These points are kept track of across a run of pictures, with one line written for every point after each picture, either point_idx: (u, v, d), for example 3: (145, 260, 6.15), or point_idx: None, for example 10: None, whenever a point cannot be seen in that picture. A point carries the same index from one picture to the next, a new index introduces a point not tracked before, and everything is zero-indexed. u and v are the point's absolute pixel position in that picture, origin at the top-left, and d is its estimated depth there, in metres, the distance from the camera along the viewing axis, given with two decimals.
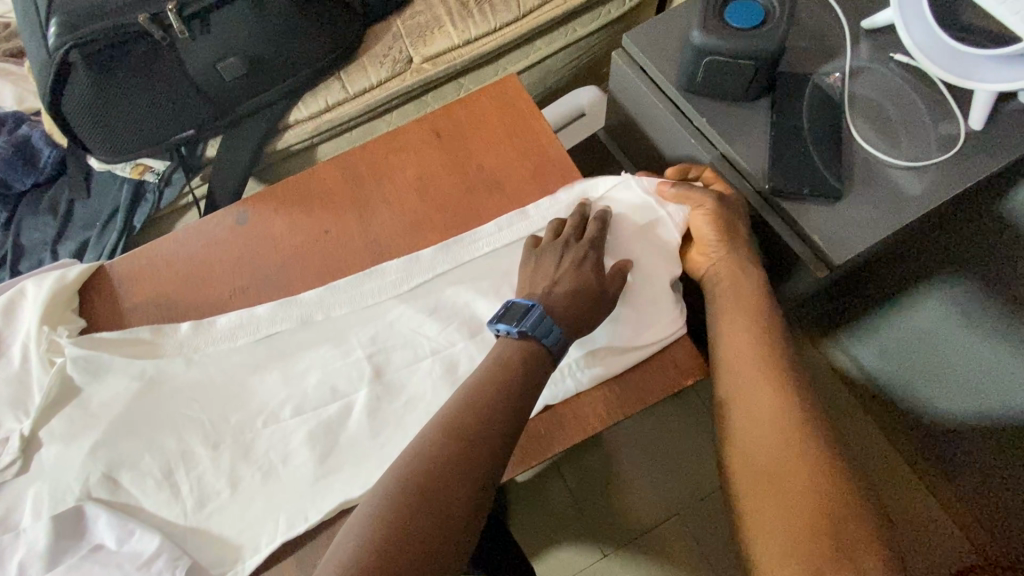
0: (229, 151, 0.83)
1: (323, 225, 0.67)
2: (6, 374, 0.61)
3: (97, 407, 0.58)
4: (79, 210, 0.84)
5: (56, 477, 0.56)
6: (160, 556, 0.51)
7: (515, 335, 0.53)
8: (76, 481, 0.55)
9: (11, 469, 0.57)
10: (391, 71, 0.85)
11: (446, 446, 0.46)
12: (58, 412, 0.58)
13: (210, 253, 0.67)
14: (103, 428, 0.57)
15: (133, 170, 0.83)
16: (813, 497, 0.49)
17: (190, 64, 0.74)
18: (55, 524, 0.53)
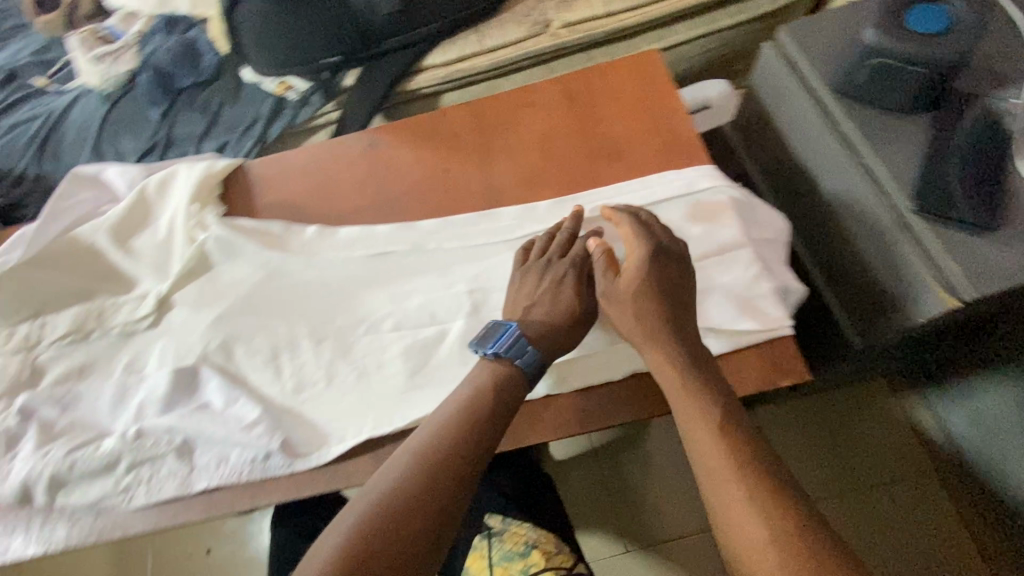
0: (365, 82, 0.88)
1: (445, 163, 0.69)
2: (153, 241, 0.68)
3: (226, 284, 0.65)
4: (225, 113, 0.91)
5: (183, 337, 0.63)
6: (261, 423, 0.57)
7: (489, 356, 0.53)
8: (199, 343, 0.62)
9: (147, 321, 0.65)
10: (529, 31, 0.86)
11: (404, 484, 0.46)
12: (191, 281, 0.66)
13: (338, 170, 0.72)
14: (230, 303, 0.64)
15: (278, 86, 0.90)
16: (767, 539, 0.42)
17: None
18: (176, 374, 0.60)
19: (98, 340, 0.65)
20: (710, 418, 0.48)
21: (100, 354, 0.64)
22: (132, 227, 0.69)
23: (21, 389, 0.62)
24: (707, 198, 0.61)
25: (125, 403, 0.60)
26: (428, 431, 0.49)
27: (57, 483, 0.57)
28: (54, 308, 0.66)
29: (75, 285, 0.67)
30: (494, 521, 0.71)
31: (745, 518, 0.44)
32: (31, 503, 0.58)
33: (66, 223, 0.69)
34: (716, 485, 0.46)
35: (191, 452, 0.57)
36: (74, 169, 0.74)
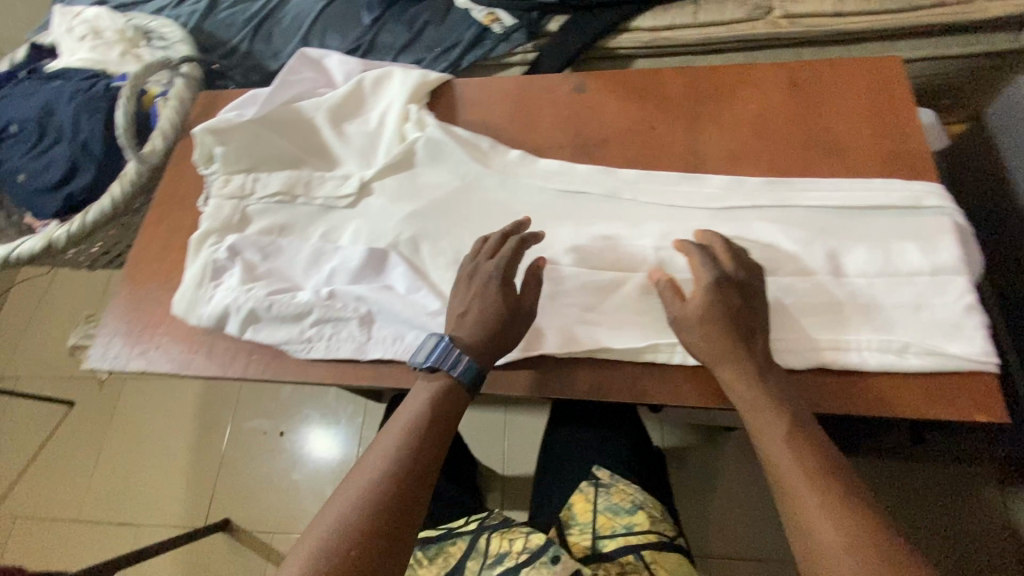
0: (570, 30, 0.89)
1: (651, 122, 0.70)
2: (363, 130, 0.73)
3: (423, 184, 0.69)
4: (429, 31, 0.95)
5: (378, 222, 0.68)
6: (441, 313, 0.62)
7: (426, 369, 0.56)
8: (392, 231, 0.67)
9: (346, 200, 0.70)
10: (747, 14, 0.85)
11: (358, 498, 0.48)
12: (392, 174, 0.70)
13: (542, 104, 0.74)
14: (425, 202, 0.68)
15: (485, 17, 0.92)
16: (839, 546, 0.43)
17: None
18: (368, 252, 0.65)
19: (300, 206, 0.70)
20: (779, 430, 0.49)
21: (300, 219, 0.69)
22: (346, 112, 0.74)
23: (230, 230, 0.68)
24: (930, 217, 0.58)
25: (319, 266, 0.66)
26: (377, 457, 0.51)
27: (252, 319, 0.63)
28: (265, 168, 0.71)
29: (290, 153, 0.72)
30: (602, 474, 0.80)
31: (819, 525, 0.44)
32: (225, 330, 0.64)
33: (291, 96, 0.75)
34: (788, 491, 0.47)
35: (372, 324, 0.63)
36: (303, 49, 0.79)
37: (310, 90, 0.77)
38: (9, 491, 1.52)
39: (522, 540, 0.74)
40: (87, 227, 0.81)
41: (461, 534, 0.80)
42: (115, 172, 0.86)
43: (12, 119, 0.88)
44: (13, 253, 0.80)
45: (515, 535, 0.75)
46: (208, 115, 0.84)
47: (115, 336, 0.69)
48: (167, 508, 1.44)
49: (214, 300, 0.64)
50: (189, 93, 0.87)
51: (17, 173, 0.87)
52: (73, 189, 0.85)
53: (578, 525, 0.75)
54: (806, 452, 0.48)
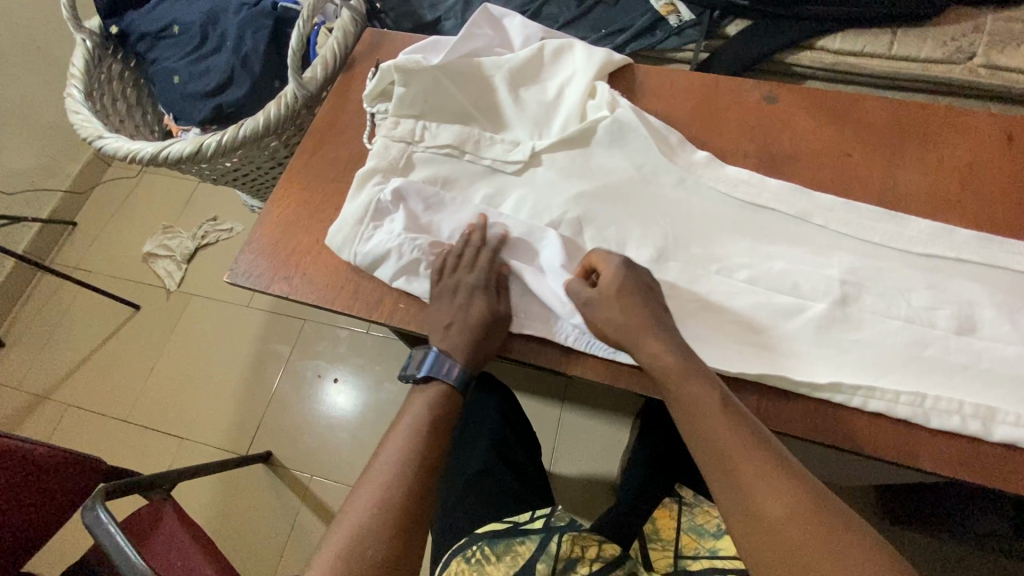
0: (751, 38, 0.85)
1: (846, 148, 0.66)
2: (540, 99, 0.71)
3: (596, 167, 0.66)
4: (599, 11, 0.92)
5: (543, 195, 0.65)
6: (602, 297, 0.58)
7: (423, 379, 0.60)
8: (558, 208, 0.64)
9: (514, 166, 0.67)
10: (946, 55, 0.80)
11: (389, 489, 0.54)
12: (564, 150, 0.67)
13: (729, 106, 0.70)
14: (596, 184, 0.65)
15: (664, 6, 0.88)
16: (791, 522, 0.44)
17: None
18: (533, 225, 0.63)
19: (465, 163, 0.68)
20: (711, 406, 0.49)
21: (463, 176, 0.68)
22: (524, 78, 0.72)
23: (394, 173, 0.67)
24: None
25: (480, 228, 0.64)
26: (398, 448, 0.57)
27: (410, 270, 0.63)
28: (436, 117, 0.69)
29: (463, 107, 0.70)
30: (687, 492, 0.72)
31: (767, 498, 0.45)
32: (376, 273, 0.63)
33: (471, 49, 0.73)
34: (724, 461, 0.47)
35: (528, 299, 0.62)
36: (487, 4, 0.76)
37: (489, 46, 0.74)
38: (64, 379, 1.56)
39: (600, 550, 0.68)
40: (235, 140, 0.80)
41: (531, 530, 0.68)
42: (267, 92, 0.86)
43: (175, 21, 0.88)
44: (160, 153, 0.80)
45: (595, 542, 0.68)
46: (372, 54, 0.82)
47: (258, 256, 0.68)
48: (210, 429, 1.46)
49: (373, 242, 0.62)
50: (354, 27, 0.86)
51: (171, 75, 0.87)
52: (225, 102, 0.85)
53: (662, 541, 0.70)
54: (745, 432, 0.48)
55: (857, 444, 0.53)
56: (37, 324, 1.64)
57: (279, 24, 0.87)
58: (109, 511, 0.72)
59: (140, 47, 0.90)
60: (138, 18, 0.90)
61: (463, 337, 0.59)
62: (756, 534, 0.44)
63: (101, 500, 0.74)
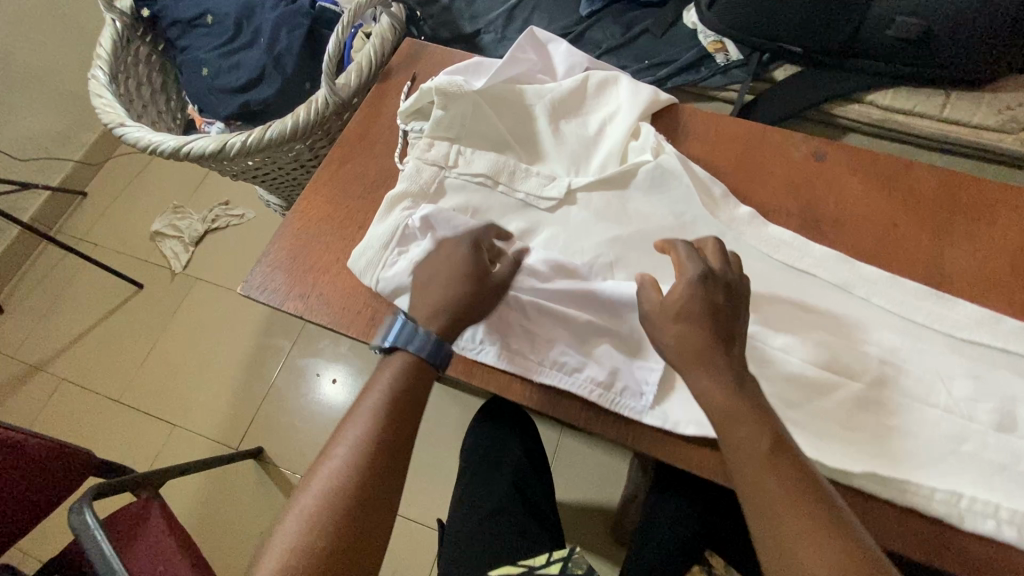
0: (799, 85, 0.82)
1: (893, 216, 0.63)
2: (581, 133, 0.68)
3: (634, 212, 0.63)
4: (644, 41, 0.89)
5: (575, 236, 0.63)
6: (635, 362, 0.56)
7: (387, 347, 0.53)
8: (590, 251, 0.62)
9: (548, 203, 0.65)
10: (998, 124, 0.78)
11: (347, 461, 0.48)
12: (601, 191, 0.65)
13: (776, 159, 0.67)
14: (632, 231, 0.62)
15: (712, 43, 0.86)
16: (829, 573, 0.40)
17: (871, 11, 0.73)
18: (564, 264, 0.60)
19: (498, 194, 0.66)
20: (765, 453, 0.45)
21: (495, 207, 0.65)
22: (566, 109, 0.70)
23: (424, 199, 0.64)
24: None
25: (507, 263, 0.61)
26: (359, 419, 0.50)
27: None
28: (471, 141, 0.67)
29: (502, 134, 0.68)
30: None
31: (813, 552, 0.41)
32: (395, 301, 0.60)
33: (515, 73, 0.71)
34: (772, 510, 0.43)
35: (555, 348, 0.56)
36: (532, 26, 0.74)
37: (531, 71, 0.72)
38: (61, 353, 1.54)
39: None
40: (260, 142, 0.78)
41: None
42: (296, 94, 0.83)
43: (209, 10, 0.86)
44: (181, 148, 0.77)
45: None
46: (409, 65, 0.79)
47: (276, 269, 0.66)
48: (203, 419, 1.44)
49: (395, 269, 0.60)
50: (391, 35, 0.83)
51: (200, 66, 0.84)
52: (253, 99, 0.82)
53: None
54: (795, 484, 0.44)
55: (891, 541, 0.50)
56: (38, 294, 1.61)
57: (315, 24, 0.84)
58: (97, 515, 0.69)
59: (170, 33, 0.87)
60: (170, 3, 0.88)
61: (485, 379, 0.57)
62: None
63: (89, 503, 0.71)
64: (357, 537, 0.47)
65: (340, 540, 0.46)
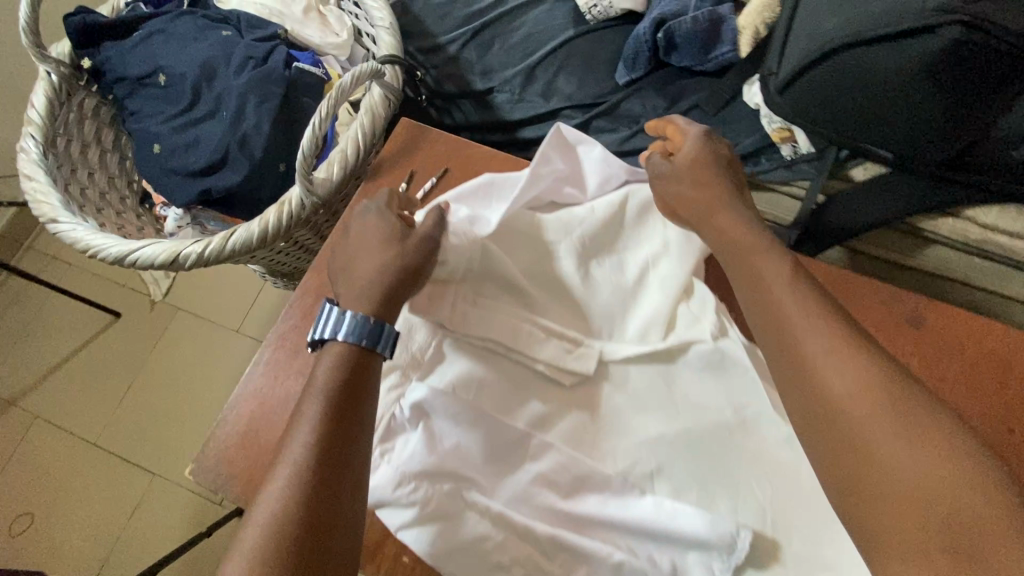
0: (882, 194, 0.66)
1: (1007, 421, 0.50)
2: (616, 281, 0.54)
3: (680, 400, 0.51)
4: (693, 118, 0.73)
5: (607, 431, 0.51)
6: None
7: (331, 342, 0.46)
8: (625, 456, 0.50)
9: (573, 379, 0.52)
10: None
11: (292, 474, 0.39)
12: (640, 366, 0.52)
13: (862, 326, 0.53)
14: (677, 427, 0.50)
15: (779, 131, 0.70)
16: (943, 554, 0.30)
17: (998, 130, 0.57)
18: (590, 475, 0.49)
19: (511, 362, 0.53)
20: (841, 346, 0.38)
21: (506, 379, 0.52)
22: (598, 246, 0.55)
23: (418, 370, 0.51)
24: None
25: (520, 463, 0.50)
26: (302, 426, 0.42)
27: (418, 522, 0.47)
28: (482, 288, 0.54)
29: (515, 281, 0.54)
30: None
31: (958, 503, 0.31)
32: (379, 512, 0.48)
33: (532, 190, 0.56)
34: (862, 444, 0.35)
35: None
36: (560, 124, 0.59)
37: (557, 183, 0.57)
38: (35, 387, 1.43)
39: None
40: (223, 250, 0.64)
41: None
42: (269, 181, 0.68)
43: (161, 67, 0.69)
44: (127, 256, 0.64)
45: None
46: (404, 157, 0.64)
47: (237, 445, 0.54)
48: (185, 468, 1.34)
49: (380, 476, 0.48)
50: (385, 110, 0.68)
51: (152, 140, 0.69)
52: (214, 187, 0.67)
53: None
54: (849, 366, 0.37)
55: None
56: (9, 319, 1.49)
57: (291, 91, 0.69)
58: None
59: (116, 92, 0.72)
60: (115, 54, 0.72)
61: None
62: (899, 561, 0.32)
63: None
64: (310, 546, 0.38)
65: (292, 554, 0.37)
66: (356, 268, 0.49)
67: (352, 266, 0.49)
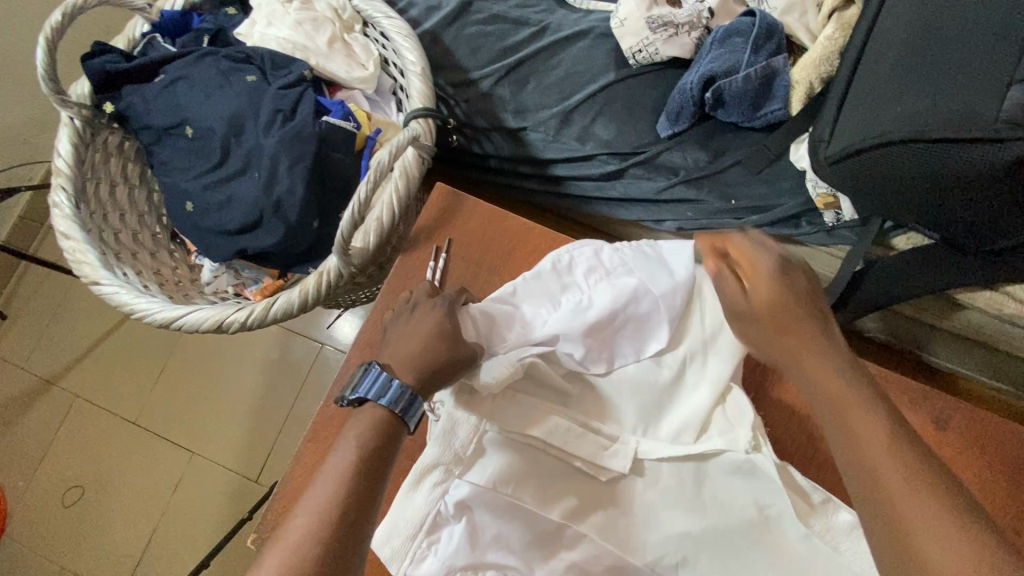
0: (923, 269, 0.66)
1: None
2: (650, 381, 0.57)
3: (709, 498, 0.54)
4: (734, 174, 0.71)
5: (638, 524, 0.54)
6: None
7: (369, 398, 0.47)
8: (655, 550, 0.53)
9: (610, 474, 0.55)
10: None
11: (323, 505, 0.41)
12: (672, 463, 0.55)
13: None
14: (705, 524, 0.53)
15: (823, 197, 0.68)
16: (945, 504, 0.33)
17: None
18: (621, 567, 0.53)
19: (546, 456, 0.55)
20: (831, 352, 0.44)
21: (544, 471, 0.55)
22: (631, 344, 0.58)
23: (459, 467, 0.53)
24: None
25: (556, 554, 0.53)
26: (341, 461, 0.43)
27: None
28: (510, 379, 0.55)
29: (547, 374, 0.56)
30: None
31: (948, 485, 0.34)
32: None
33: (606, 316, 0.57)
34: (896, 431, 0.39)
35: None
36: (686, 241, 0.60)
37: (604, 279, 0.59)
38: (72, 367, 1.50)
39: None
40: (264, 317, 0.65)
41: None
42: (305, 240, 0.68)
43: (188, 119, 0.68)
44: (173, 321, 0.65)
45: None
46: (440, 226, 0.64)
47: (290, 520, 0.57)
48: (220, 448, 1.43)
49: (428, 570, 0.50)
50: (419, 169, 0.66)
51: (183, 197, 0.68)
52: (250, 247, 0.68)
53: None
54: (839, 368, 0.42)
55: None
56: (40, 299, 1.54)
57: (323, 147, 0.67)
58: None
59: (142, 140, 0.70)
60: (137, 100, 0.69)
61: None
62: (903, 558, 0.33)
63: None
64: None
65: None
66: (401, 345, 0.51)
67: (397, 344, 0.51)
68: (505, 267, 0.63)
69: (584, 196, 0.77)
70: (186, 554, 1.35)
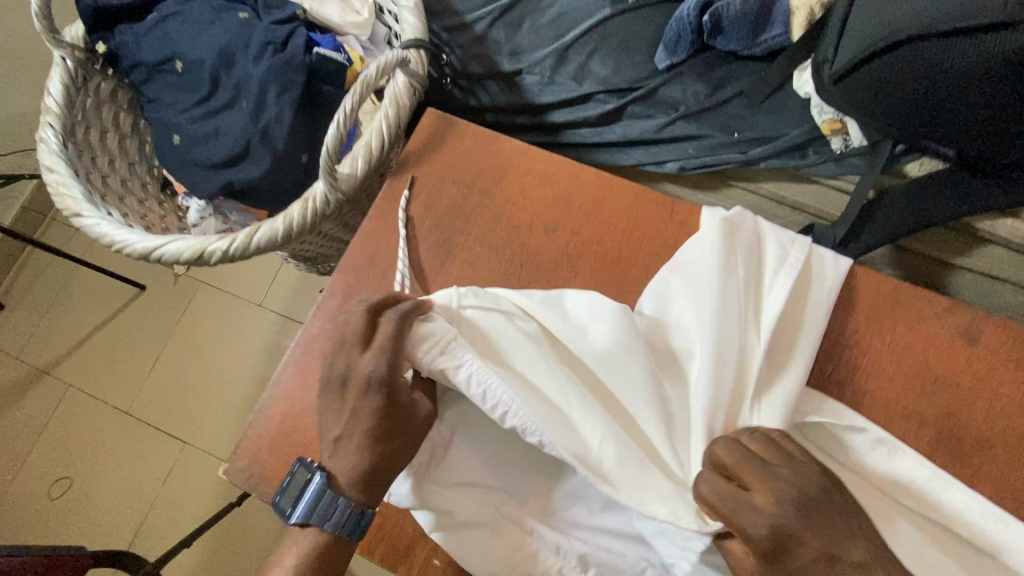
0: (938, 193, 0.63)
1: None
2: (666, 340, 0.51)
3: None
4: (735, 106, 0.69)
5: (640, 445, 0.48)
6: None
7: (299, 523, 0.46)
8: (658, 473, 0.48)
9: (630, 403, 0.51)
10: None
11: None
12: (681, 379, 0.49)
13: (908, 343, 0.52)
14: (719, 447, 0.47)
15: (828, 123, 0.65)
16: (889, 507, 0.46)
17: None
18: None
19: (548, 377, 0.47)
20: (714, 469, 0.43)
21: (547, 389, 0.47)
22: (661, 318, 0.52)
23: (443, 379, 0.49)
24: None
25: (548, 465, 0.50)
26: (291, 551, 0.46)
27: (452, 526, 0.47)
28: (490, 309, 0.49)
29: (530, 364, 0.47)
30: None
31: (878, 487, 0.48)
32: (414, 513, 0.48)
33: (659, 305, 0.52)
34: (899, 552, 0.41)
35: None
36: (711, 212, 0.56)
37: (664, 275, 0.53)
38: (65, 357, 1.48)
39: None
40: (247, 248, 0.63)
41: None
42: (291, 172, 0.66)
43: (177, 53, 0.67)
44: (152, 252, 0.63)
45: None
46: (429, 152, 0.61)
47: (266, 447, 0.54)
48: (214, 438, 1.39)
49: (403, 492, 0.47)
50: (410, 98, 0.65)
51: (171, 130, 0.67)
52: (237, 179, 0.66)
53: None
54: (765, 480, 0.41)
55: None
56: (37, 290, 1.53)
57: (313, 79, 0.66)
58: None
59: (132, 77, 0.70)
60: (128, 37, 0.69)
61: None
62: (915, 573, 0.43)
63: None
64: None
65: None
66: (345, 445, 0.47)
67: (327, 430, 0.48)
68: (496, 189, 0.59)
69: (581, 143, 0.74)
70: (173, 545, 1.30)
